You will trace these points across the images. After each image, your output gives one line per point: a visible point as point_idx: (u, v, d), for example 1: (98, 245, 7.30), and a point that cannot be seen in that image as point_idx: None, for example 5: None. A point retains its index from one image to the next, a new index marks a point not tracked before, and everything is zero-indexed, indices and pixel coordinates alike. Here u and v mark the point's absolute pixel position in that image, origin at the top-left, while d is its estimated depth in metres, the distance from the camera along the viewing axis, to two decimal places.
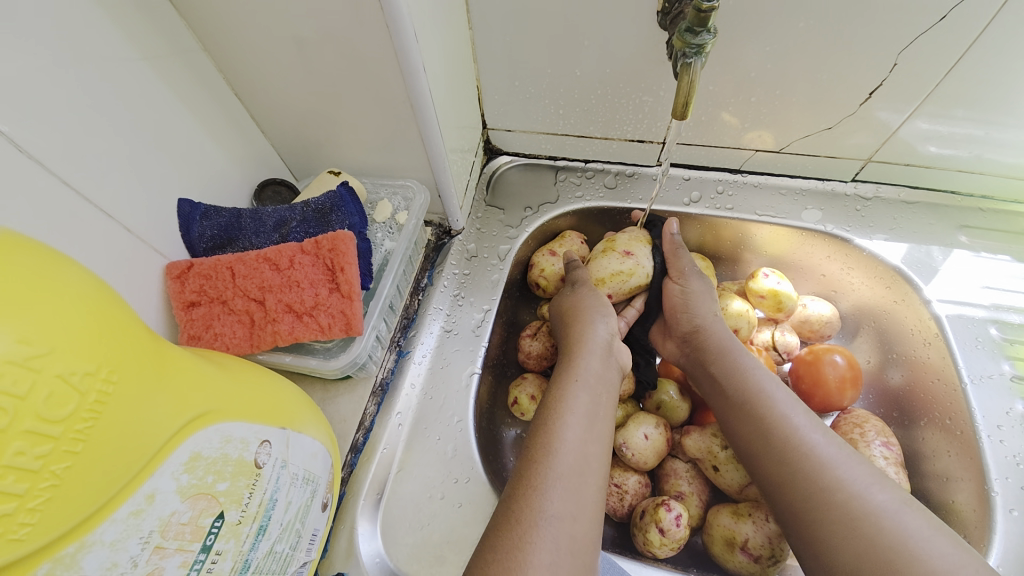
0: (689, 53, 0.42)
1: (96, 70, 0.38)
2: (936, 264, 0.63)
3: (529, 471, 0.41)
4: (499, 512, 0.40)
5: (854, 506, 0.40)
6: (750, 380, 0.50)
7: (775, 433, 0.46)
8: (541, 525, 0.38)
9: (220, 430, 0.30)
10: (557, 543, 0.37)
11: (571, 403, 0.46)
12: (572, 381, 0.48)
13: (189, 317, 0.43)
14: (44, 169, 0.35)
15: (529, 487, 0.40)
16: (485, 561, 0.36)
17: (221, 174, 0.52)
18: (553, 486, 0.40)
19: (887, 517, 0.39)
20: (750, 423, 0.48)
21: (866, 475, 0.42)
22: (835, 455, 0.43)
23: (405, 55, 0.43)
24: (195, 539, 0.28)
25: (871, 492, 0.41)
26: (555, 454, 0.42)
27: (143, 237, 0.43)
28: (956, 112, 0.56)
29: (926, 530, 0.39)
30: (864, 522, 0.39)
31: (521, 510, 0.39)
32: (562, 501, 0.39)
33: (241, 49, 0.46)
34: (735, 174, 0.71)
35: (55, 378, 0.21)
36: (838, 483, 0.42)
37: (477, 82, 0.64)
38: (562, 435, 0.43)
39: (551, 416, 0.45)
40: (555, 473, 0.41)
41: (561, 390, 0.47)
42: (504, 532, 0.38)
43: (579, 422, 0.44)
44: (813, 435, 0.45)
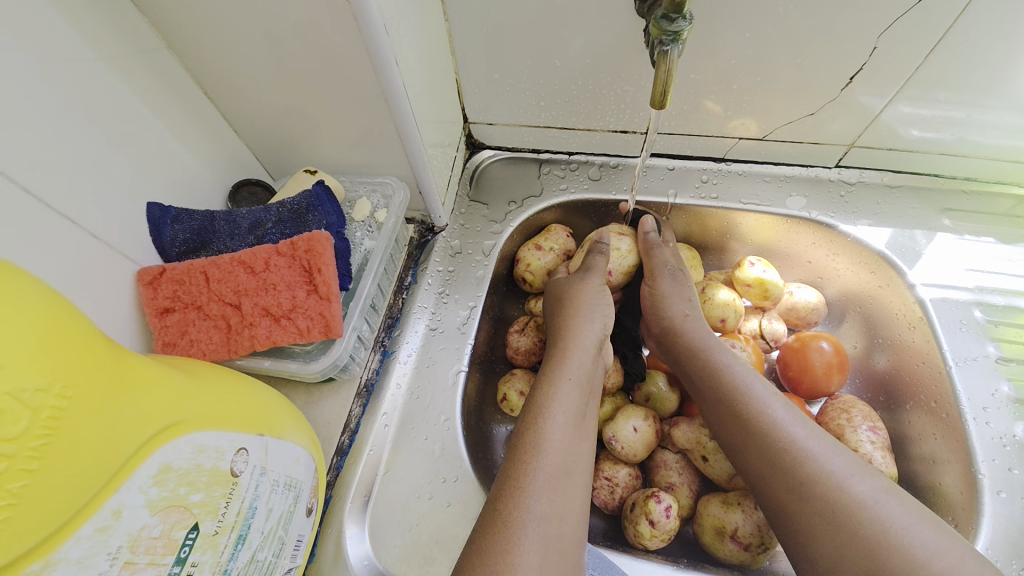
0: (665, 40, 0.41)
1: (53, 71, 0.37)
2: (920, 248, 0.63)
3: (514, 470, 0.41)
4: (486, 514, 0.39)
5: (834, 498, 0.40)
6: (730, 374, 0.49)
7: (756, 426, 0.45)
8: (528, 526, 0.37)
9: (193, 440, 0.29)
10: (544, 543, 0.37)
11: (556, 401, 0.45)
12: (558, 377, 0.47)
13: (163, 324, 0.42)
14: (2, 176, 0.34)
15: (515, 487, 0.40)
16: (471, 564, 0.36)
17: (192, 176, 0.50)
18: (539, 486, 0.40)
19: (867, 507, 0.39)
20: (732, 418, 0.47)
21: (848, 465, 0.42)
22: (818, 447, 0.43)
23: (377, 49, 0.42)
24: (168, 553, 0.27)
25: (851, 483, 0.41)
26: (540, 453, 0.41)
27: (112, 243, 0.42)
28: (938, 95, 0.56)
29: (909, 518, 0.39)
30: (846, 514, 0.39)
31: (507, 512, 0.38)
32: (548, 501, 0.39)
33: (207, 46, 0.45)
34: (719, 163, 0.70)
35: (2, 395, 0.21)
36: (818, 475, 0.41)
37: (456, 75, 0.63)
38: (546, 431, 0.43)
39: (534, 414, 0.44)
40: (539, 471, 0.40)
41: (545, 386, 0.46)
42: (490, 536, 0.37)
43: (565, 419, 0.44)
44: (794, 429, 0.45)
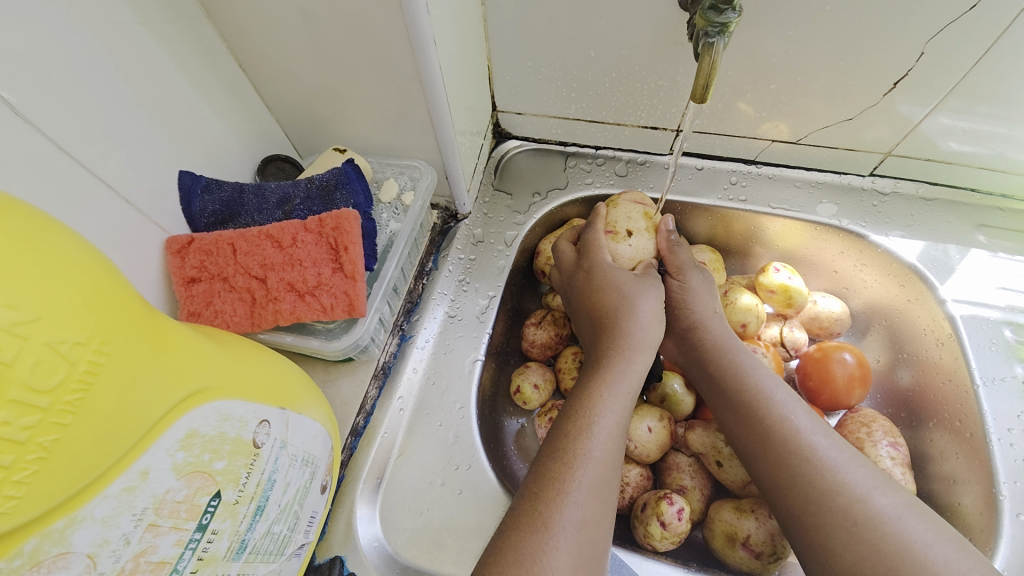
0: (711, 32, 0.40)
1: (94, 32, 0.37)
2: (952, 263, 0.62)
3: (555, 474, 0.40)
4: (518, 511, 0.39)
5: (857, 510, 0.39)
6: (753, 378, 0.48)
7: (780, 433, 0.44)
8: (564, 530, 0.37)
9: (218, 408, 0.29)
10: (577, 547, 0.37)
11: (601, 408, 0.44)
12: (612, 386, 0.45)
13: (189, 294, 0.42)
14: (40, 134, 0.34)
15: (554, 490, 0.39)
16: (502, 561, 0.36)
17: (223, 148, 0.50)
18: (579, 492, 0.39)
19: (891, 523, 0.38)
20: (755, 423, 0.46)
21: (870, 477, 0.41)
22: (839, 458, 0.42)
23: (415, 28, 0.42)
24: (191, 519, 0.27)
25: (874, 496, 0.40)
26: (585, 459, 0.41)
27: (144, 210, 0.42)
28: (979, 108, 0.54)
29: (931, 535, 0.38)
30: (869, 530, 0.38)
31: (547, 514, 0.38)
32: (587, 507, 0.39)
33: (245, 19, 0.44)
34: (749, 165, 0.69)
35: (43, 346, 0.20)
36: (841, 486, 0.40)
37: (488, 62, 0.62)
38: (592, 440, 0.42)
39: (580, 420, 0.43)
40: (582, 478, 0.40)
41: (595, 391, 0.45)
42: (520, 539, 0.37)
43: (615, 428, 0.43)
44: (816, 437, 0.44)
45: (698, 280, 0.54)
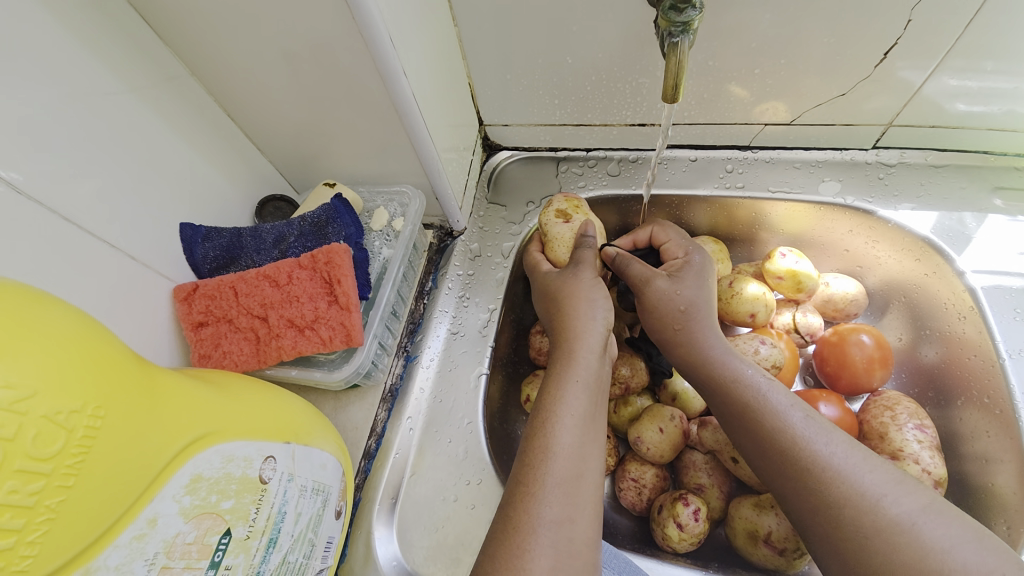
0: (674, 32, 0.40)
1: (87, 107, 0.40)
2: (970, 232, 0.59)
3: (524, 476, 0.40)
4: (498, 517, 0.39)
5: (866, 522, 0.36)
6: (742, 375, 0.46)
7: (777, 434, 0.42)
8: (537, 532, 0.37)
9: (221, 451, 0.30)
10: (555, 547, 0.37)
11: (561, 403, 0.43)
12: (565, 381, 0.45)
13: (199, 337, 0.45)
14: (46, 209, 0.37)
15: (524, 492, 0.39)
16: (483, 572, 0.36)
17: (220, 196, 0.53)
18: (549, 492, 0.39)
19: (905, 532, 0.36)
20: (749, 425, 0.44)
21: (882, 482, 0.38)
22: (849, 463, 0.39)
23: (384, 63, 0.43)
24: (203, 557, 0.29)
25: (885, 505, 0.37)
26: (547, 457, 0.41)
27: (150, 263, 0.45)
28: (985, 65, 0.51)
29: (950, 538, 0.35)
30: (880, 538, 0.36)
31: (517, 517, 0.38)
32: (557, 506, 0.39)
33: (227, 73, 0.47)
34: (745, 151, 0.67)
35: (41, 419, 0.22)
36: (851, 493, 0.38)
37: (469, 80, 0.63)
38: (555, 438, 0.42)
39: (543, 421, 0.43)
40: (551, 476, 0.40)
41: (554, 388, 0.45)
42: (495, 558, 0.36)
43: (574, 423, 0.43)
44: (818, 444, 0.41)
45: (658, 289, 0.51)
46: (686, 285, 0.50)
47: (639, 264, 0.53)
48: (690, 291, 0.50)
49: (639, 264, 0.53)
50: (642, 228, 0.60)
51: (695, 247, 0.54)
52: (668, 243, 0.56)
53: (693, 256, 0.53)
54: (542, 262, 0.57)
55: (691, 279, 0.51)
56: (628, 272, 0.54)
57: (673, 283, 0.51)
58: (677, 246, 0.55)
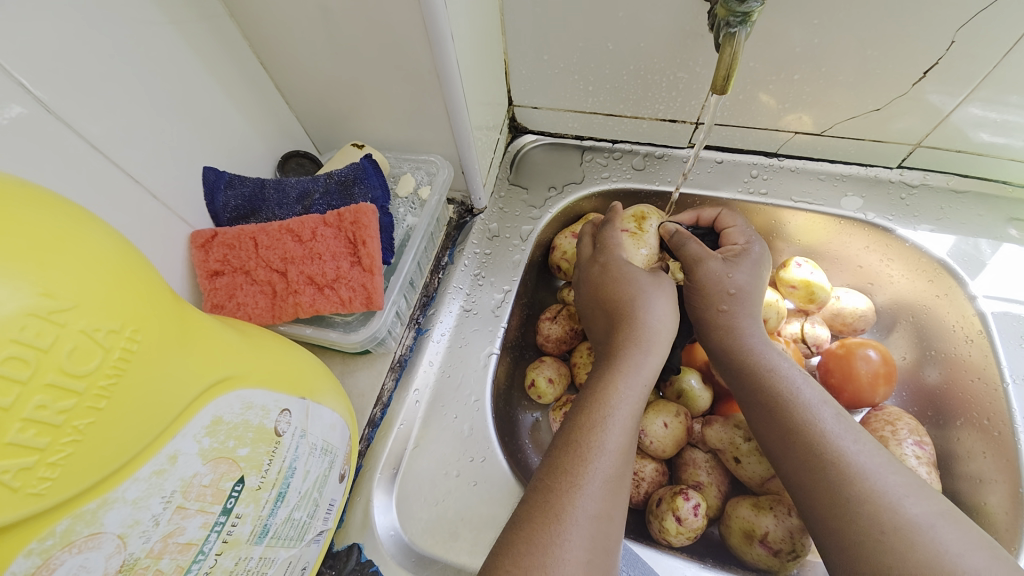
0: (733, 22, 0.40)
1: (120, 34, 0.38)
2: (984, 258, 0.60)
3: (570, 465, 0.40)
4: (531, 501, 0.39)
5: (885, 519, 0.37)
6: (777, 378, 0.46)
7: (806, 439, 0.42)
8: (578, 522, 0.37)
9: (242, 396, 0.30)
10: (591, 540, 0.37)
11: (617, 400, 0.43)
12: (630, 378, 0.45)
13: (213, 286, 0.44)
14: (73, 133, 0.35)
15: (569, 481, 0.39)
16: (515, 554, 0.36)
17: (244, 145, 0.52)
18: (594, 485, 0.39)
19: (923, 532, 0.36)
20: (780, 430, 0.44)
21: (902, 485, 0.39)
22: (874, 463, 0.40)
23: (433, 22, 0.42)
24: (215, 502, 0.28)
25: (904, 505, 0.37)
26: (599, 452, 0.40)
27: (170, 205, 0.43)
28: (1012, 98, 0.52)
29: (963, 544, 0.36)
30: (897, 538, 0.36)
31: (559, 505, 0.38)
32: (601, 500, 0.39)
33: (265, 17, 0.45)
34: (771, 157, 0.67)
35: (79, 333, 0.21)
36: (870, 493, 0.38)
37: (505, 56, 0.62)
38: (609, 432, 0.42)
39: (597, 414, 0.42)
40: (599, 470, 0.40)
41: (613, 382, 0.44)
42: (530, 542, 0.36)
43: (627, 421, 0.43)
44: (846, 442, 0.41)
45: (710, 269, 0.51)
46: (738, 270, 0.52)
47: (697, 245, 0.53)
48: (741, 275, 0.51)
49: (698, 244, 0.53)
50: (710, 209, 0.59)
51: (757, 239, 0.55)
52: (731, 228, 0.56)
53: (752, 246, 0.54)
54: (619, 245, 0.54)
55: (745, 265, 0.52)
56: (681, 251, 0.54)
57: (726, 265, 0.51)
58: (739, 233, 0.56)
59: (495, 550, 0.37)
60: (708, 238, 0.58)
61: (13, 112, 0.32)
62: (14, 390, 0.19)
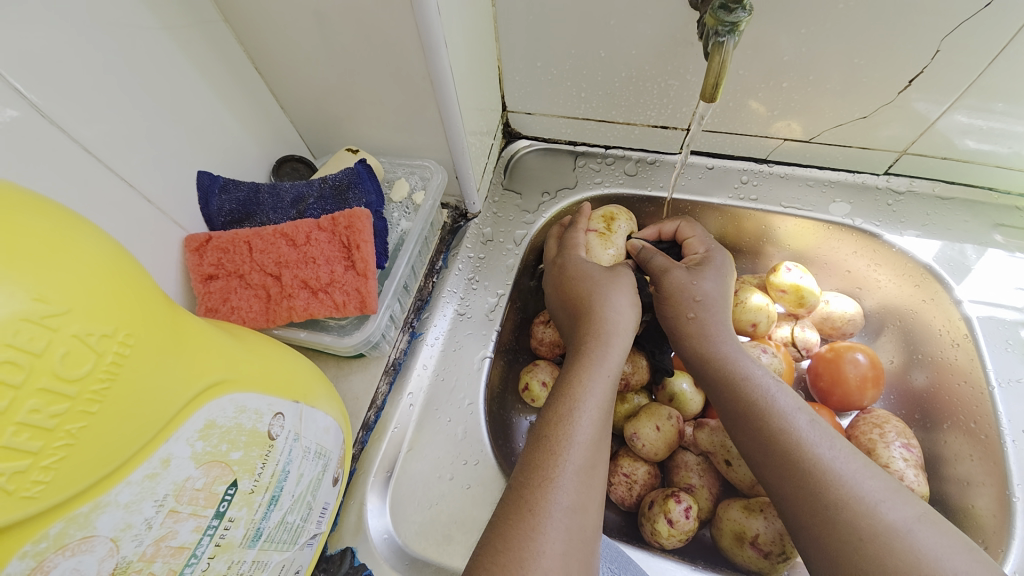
0: (721, 31, 0.41)
1: (117, 39, 0.38)
2: (970, 263, 0.61)
3: (542, 461, 0.40)
4: (510, 498, 0.39)
5: (863, 525, 0.37)
6: (750, 379, 0.47)
7: (781, 439, 0.43)
8: (553, 516, 0.37)
9: (235, 400, 0.30)
10: (567, 532, 0.37)
11: (584, 393, 0.43)
12: (594, 370, 0.45)
13: (207, 290, 0.44)
14: (67, 137, 0.35)
15: (542, 476, 0.39)
16: (494, 551, 0.36)
17: (239, 149, 0.52)
18: (565, 478, 0.39)
19: (901, 538, 0.37)
20: (754, 429, 0.45)
21: (881, 489, 0.39)
22: (850, 469, 0.40)
23: (427, 30, 0.42)
24: (208, 506, 0.28)
25: (881, 510, 0.38)
26: (568, 445, 0.41)
27: (164, 209, 0.43)
28: (996, 106, 0.53)
29: (942, 548, 0.36)
30: (878, 542, 0.37)
31: (533, 501, 0.38)
32: (573, 494, 0.39)
33: (261, 24, 0.46)
34: (761, 164, 0.68)
35: (71, 338, 0.21)
36: (853, 497, 0.39)
37: (499, 63, 0.63)
38: (576, 425, 0.42)
39: (567, 407, 0.43)
40: (569, 463, 0.40)
41: (578, 376, 0.45)
42: (508, 538, 0.36)
43: (596, 413, 0.43)
44: (822, 449, 0.42)
45: (675, 278, 0.53)
46: (704, 277, 0.53)
47: (661, 258, 0.55)
48: (705, 283, 0.53)
49: (662, 257, 0.55)
50: (669, 221, 0.62)
51: (717, 247, 0.57)
52: (691, 238, 0.58)
53: (713, 253, 0.56)
54: (580, 245, 0.57)
55: (709, 273, 0.54)
56: (648, 264, 0.56)
57: (690, 274, 0.53)
58: (699, 242, 0.58)
59: (478, 545, 0.37)
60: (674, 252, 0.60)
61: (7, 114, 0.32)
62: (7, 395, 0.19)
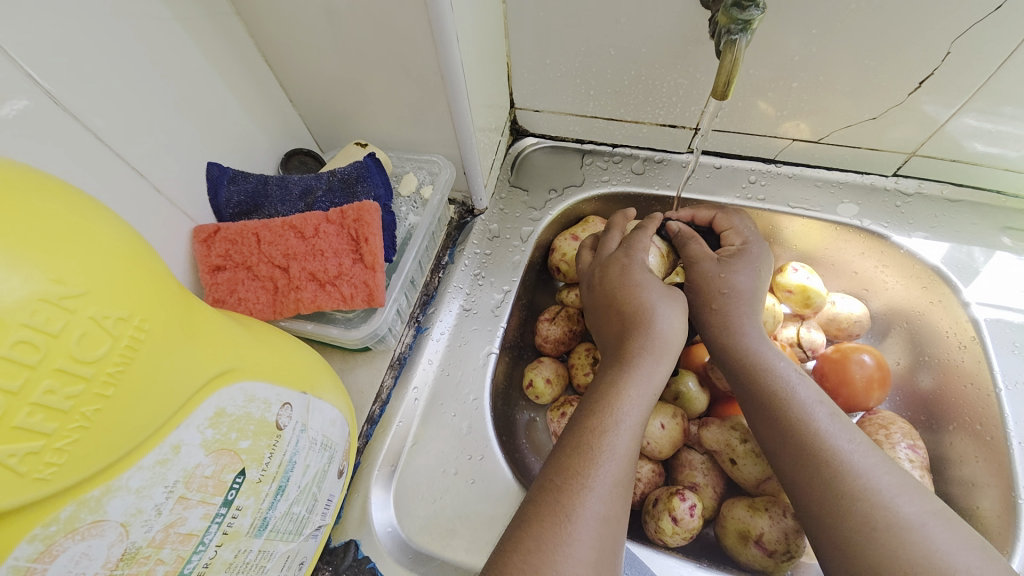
0: (734, 29, 0.41)
1: (129, 29, 0.38)
2: (978, 266, 0.60)
3: (576, 466, 0.40)
4: (540, 500, 0.39)
5: (876, 517, 0.37)
6: (773, 375, 0.46)
7: (802, 433, 0.43)
8: (587, 522, 0.37)
9: (244, 389, 0.30)
10: (599, 540, 0.37)
11: (629, 407, 0.43)
12: (639, 384, 0.45)
13: (215, 281, 0.44)
14: (79, 125, 0.36)
15: (578, 482, 0.39)
16: (524, 551, 0.36)
17: (248, 142, 0.52)
18: (602, 486, 0.39)
19: (915, 531, 0.36)
20: (775, 430, 0.45)
21: (895, 484, 0.39)
22: (866, 463, 0.40)
23: (438, 25, 0.42)
24: (217, 493, 0.28)
25: (897, 503, 0.38)
26: (608, 454, 0.41)
27: (173, 199, 0.44)
28: (1007, 109, 0.53)
29: (954, 544, 0.36)
30: (887, 536, 0.36)
31: (568, 505, 0.38)
32: (609, 502, 0.39)
33: (271, 17, 0.46)
34: (769, 163, 0.68)
35: (88, 320, 0.21)
36: (860, 492, 0.39)
37: (507, 59, 0.63)
38: (617, 437, 0.42)
39: (608, 417, 0.43)
40: (607, 473, 0.40)
41: (622, 387, 0.44)
42: (540, 541, 0.36)
43: (637, 425, 0.43)
44: (841, 441, 0.42)
45: (703, 269, 0.53)
46: (736, 271, 0.53)
47: (698, 245, 0.56)
48: (738, 276, 0.52)
49: (699, 245, 0.55)
50: (706, 209, 0.60)
51: (756, 239, 0.56)
52: (729, 230, 0.57)
53: (750, 245, 0.55)
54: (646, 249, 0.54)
55: (740, 266, 0.53)
56: (683, 249, 0.57)
57: (721, 266, 0.53)
58: (736, 234, 0.57)
59: (506, 542, 0.37)
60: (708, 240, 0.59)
61: (19, 102, 0.32)
62: (23, 375, 0.19)
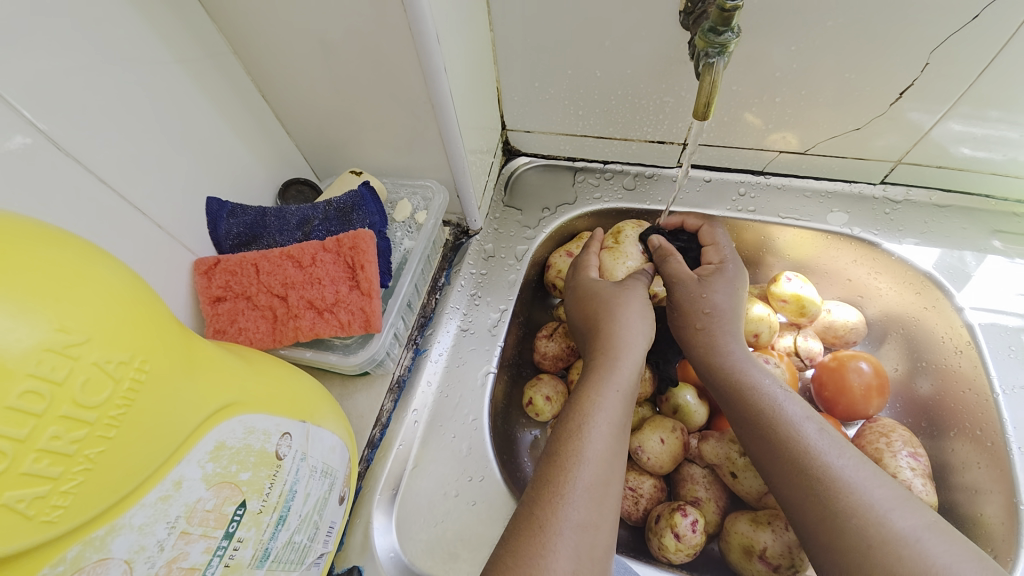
0: (712, 52, 0.42)
1: (130, 72, 0.40)
2: (969, 270, 0.61)
3: (551, 477, 0.41)
4: (522, 515, 0.39)
5: (872, 533, 0.37)
6: (759, 394, 0.46)
7: (793, 448, 0.43)
8: (563, 533, 0.37)
9: (244, 421, 0.30)
10: (576, 550, 0.37)
11: (594, 410, 0.44)
12: (605, 387, 0.45)
13: (215, 312, 0.45)
14: (82, 167, 0.37)
15: (551, 491, 0.40)
16: (502, 565, 0.36)
17: (247, 174, 0.53)
18: (577, 494, 0.39)
19: (910, 545, 0.36)
20: (763, 440, 0.45)
21: (890, 498, 0.39)
22: (859, 478, 0.40)
23: (427, 57, 0.44)
24: (218, 526, 0.29)
25: (892, 518, 0.38)
26: (578, 461, 0.41)
27: (174, 234, 0.45)
28: (990, 113, 0.54)
29: (951, 557, 0.36)
30: (885, 552, 0.36)
31: (544, 517, 0.38)
32: (585, 509, 0.39)
33: (267, 54, 0.48)
34: (758, 175, 0.69)
35: (92, 366, 0.22)
36: (857, 507, 0.39)
37: (497, 83, 0.64)
38: (585, 441, 0.42)
39: (575, 423, 0.43)
40: (579, 480, 0.40)
41: (588, 393, 0.45)
42: (517, 552, 0.37)
43: (607, 429, 0.43)
44: (831, 458, 0.42)
45: (684, 290, 0.52)
46: (717, 290, 0.51)
47: (676, 263, 0.54)
48: (718, 295, 0.51)
49: (677, 263, 0.53)
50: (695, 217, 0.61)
51: (733, 257, 0.55)
52: (711, 245, 0.57)
53: (728, 264, 0.54)
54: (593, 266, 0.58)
55: (720, 286, 0.52)
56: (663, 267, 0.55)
57: (702, 286, 0.52)
58: (716, 252, 0.56)
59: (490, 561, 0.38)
60: (689, 255, 0.58)
61: (15, 144, 0.33)
62: (30, 423, 0.20)
